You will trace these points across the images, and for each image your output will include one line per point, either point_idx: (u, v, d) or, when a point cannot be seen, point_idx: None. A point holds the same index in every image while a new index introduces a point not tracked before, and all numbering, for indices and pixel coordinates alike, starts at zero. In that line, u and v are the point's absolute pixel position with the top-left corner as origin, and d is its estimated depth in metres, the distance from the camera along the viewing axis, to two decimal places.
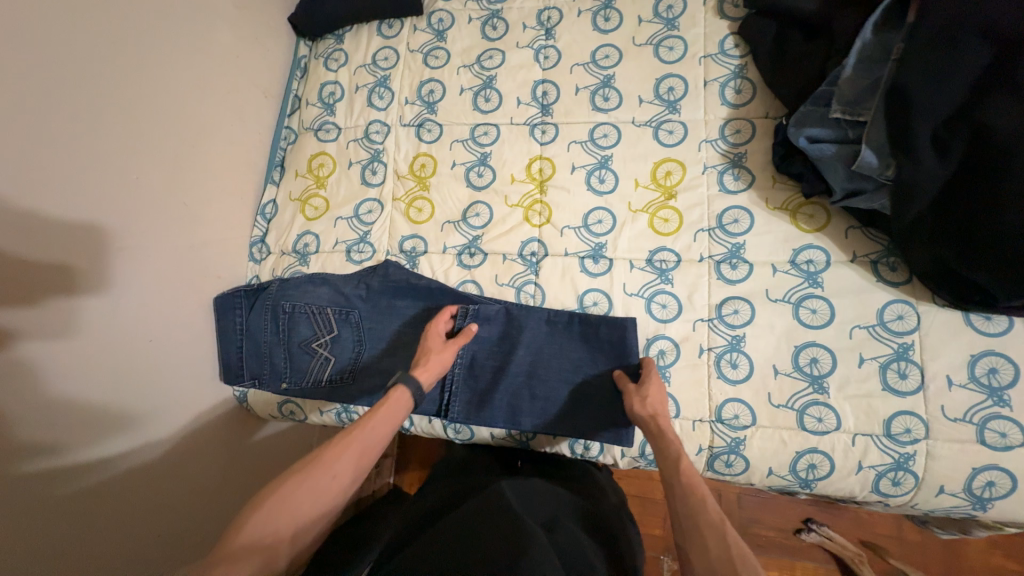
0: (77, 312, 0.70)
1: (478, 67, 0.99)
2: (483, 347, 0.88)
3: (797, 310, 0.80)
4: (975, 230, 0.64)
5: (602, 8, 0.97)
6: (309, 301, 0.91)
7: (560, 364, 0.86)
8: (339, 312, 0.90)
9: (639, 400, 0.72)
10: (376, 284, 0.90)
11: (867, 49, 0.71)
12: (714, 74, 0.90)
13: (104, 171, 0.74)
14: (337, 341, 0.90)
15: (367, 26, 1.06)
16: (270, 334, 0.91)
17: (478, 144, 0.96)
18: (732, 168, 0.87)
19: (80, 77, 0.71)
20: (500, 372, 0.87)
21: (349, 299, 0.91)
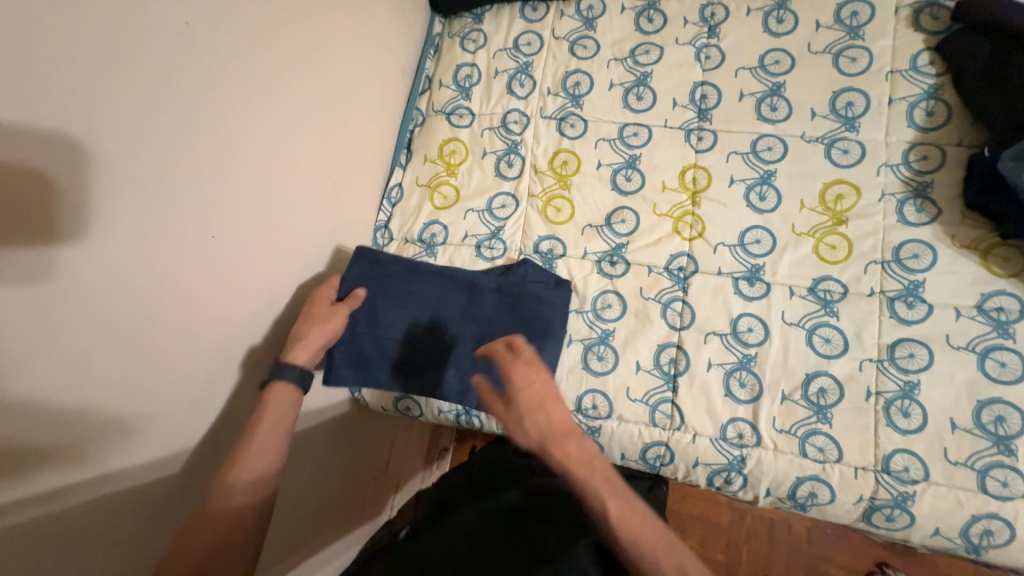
0: (213, 294, 0.64)
1: (632, 62, 0.92)
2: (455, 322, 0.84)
3: (983, 361, 0.73)
4: None
5: (775, 9, 0.89)
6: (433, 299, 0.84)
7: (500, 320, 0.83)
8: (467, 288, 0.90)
9: (520, 431, 0.59)
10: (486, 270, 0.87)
11: None
12: (902, 92, 0.82)
13: (270, 147, 0.70)
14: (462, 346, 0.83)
15: (509, 8, 1.00)
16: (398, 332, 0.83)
17: (627, 145, 0.90)
18: (915, 198, 0.80)
19: (262, 47, 0.66)
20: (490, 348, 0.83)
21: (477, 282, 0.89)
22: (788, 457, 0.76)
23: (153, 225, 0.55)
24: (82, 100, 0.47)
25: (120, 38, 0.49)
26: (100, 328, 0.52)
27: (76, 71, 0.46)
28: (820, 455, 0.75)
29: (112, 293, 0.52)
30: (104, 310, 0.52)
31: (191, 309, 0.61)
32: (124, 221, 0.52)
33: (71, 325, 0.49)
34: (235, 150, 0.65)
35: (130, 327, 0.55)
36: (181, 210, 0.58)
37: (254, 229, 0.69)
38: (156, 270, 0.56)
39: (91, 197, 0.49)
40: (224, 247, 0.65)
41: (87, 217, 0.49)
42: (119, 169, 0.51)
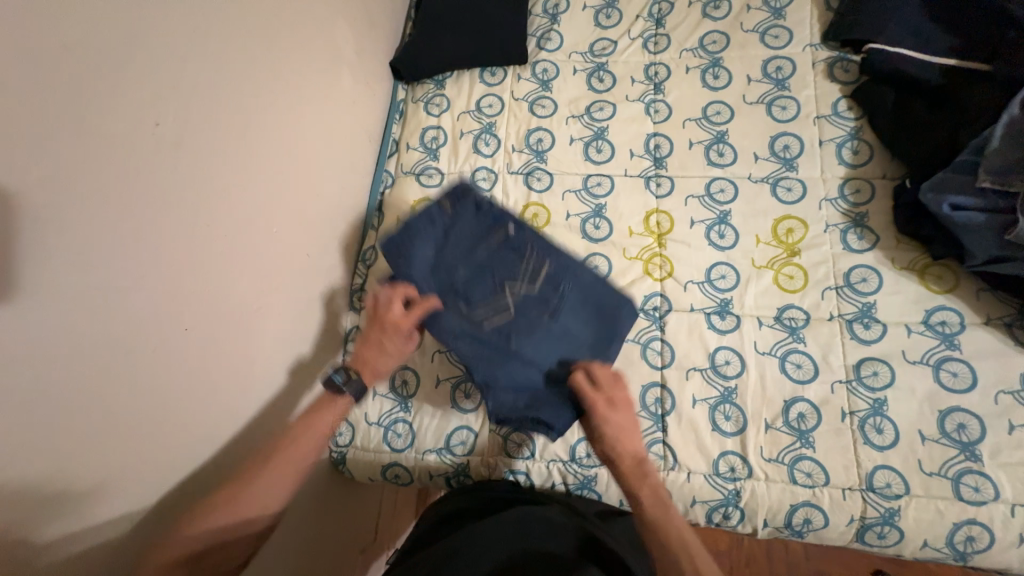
0: (184, 384, 0.61)
1: (588, 118, 0.99)
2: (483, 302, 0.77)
3: (938, 373, 0.79)
4: None
5: (711, 66, 0.99)
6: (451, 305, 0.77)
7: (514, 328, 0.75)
8: (547, 255, 0.80)
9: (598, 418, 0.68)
10: (509, 327, 0.75)
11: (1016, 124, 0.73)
12: (829, 134, 0.91)
13: (242, 226, 0.69)
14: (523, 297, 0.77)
15: (469, 73, 1.06)
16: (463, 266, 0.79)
17: (592, 195, 0.94)
18: (855, 227, 0.87)
19: (231, 132, 0.67)
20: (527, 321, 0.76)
21: (543, 271, 0.79)
22: (780, 485, 0.77)
23: (123, 325, 0.53)
24: (51, 210, 0.46)
25: (85, 145, 0.49)
26: (65, 442, 0.49)
27: (42, 184, 0.46)
28: (809, 480, 0.77)
29: (80, 402, 0.50)
30: (69, 423, 0.49)
31: (165, 405, 0.59)
32: (94, 327, 0.50)
33: (36, 445, 0.46)
34: (208, 238, 0.64)
35: (99, 433, 0.52)
36: (152, 306, 0.57)
37: (229, 313, 0.68)
38: (128, 367, 0.54)
39: (60, 307, 0.47)
40: (197, 335, 0.63)
41: (56, 327, 0.47)
42: (89, 273, 0.50)
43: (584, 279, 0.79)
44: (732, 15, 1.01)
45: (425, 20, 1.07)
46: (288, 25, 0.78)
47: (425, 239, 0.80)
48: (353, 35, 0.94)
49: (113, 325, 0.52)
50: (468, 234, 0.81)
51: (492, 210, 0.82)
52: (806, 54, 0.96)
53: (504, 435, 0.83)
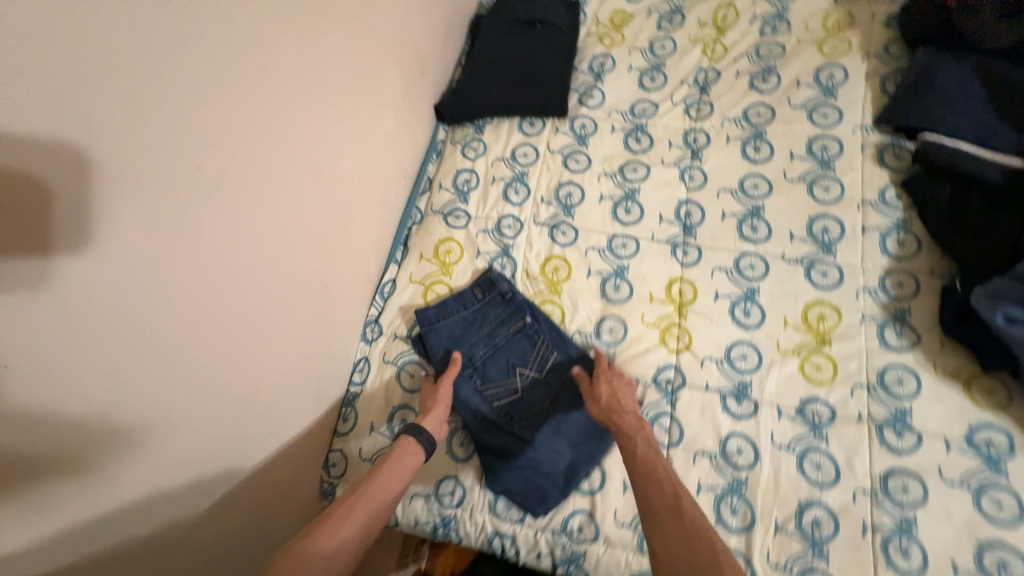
0: (194, 404, 0.63)
1: (621, 177, 0.99)
2: (495, 385, 0.86)
3: (979, 498, 0.71)
4: None
5: (752, 138, 0.97)
6: (468, 381, 0.86)
7: (523, 412, 0.83)
8: (559, 346, 0.87)
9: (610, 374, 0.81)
10: (513, 408, 0.84)
11: None
12: (873, 222, 0.87)
13: (273, 255, 0.72)
14: (533, 383, 0.85)
15: (509, 121, 1.08)
16: (483, 346, 0.89)
17: (616, 255, 0.93)
18: (895, 323, 0.82)
19: (276, 168, 0.71)
20: (537, 408, 0.83)
21: (551, 360, 0.86)
22: None
23: (147, 345, 0.56)
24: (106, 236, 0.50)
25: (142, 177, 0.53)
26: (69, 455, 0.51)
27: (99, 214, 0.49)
28: None
29: (94, 413, 0.52)
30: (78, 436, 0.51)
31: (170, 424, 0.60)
32: (118, 348, 0.53)
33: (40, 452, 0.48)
34: (241, 264, 0.67)
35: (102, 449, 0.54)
36: (176, 332, 0.59)
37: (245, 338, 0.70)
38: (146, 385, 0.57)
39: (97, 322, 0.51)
40: (212, 358, 0.65)
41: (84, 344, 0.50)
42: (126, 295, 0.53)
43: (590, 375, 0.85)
44: (780, 90, 1.00)
45: (473, 68, 1.11)
46: (343, 70, 0.82)
47: (455, 318, 0.91)
48: (402, 79, 0.99)
49: (136, 348, 0.55)
50: (494, 316, 0.91)
51: (519, 300, 0.90)
52: (855, 136, 0.93)
53: (494, 494, 0.81)
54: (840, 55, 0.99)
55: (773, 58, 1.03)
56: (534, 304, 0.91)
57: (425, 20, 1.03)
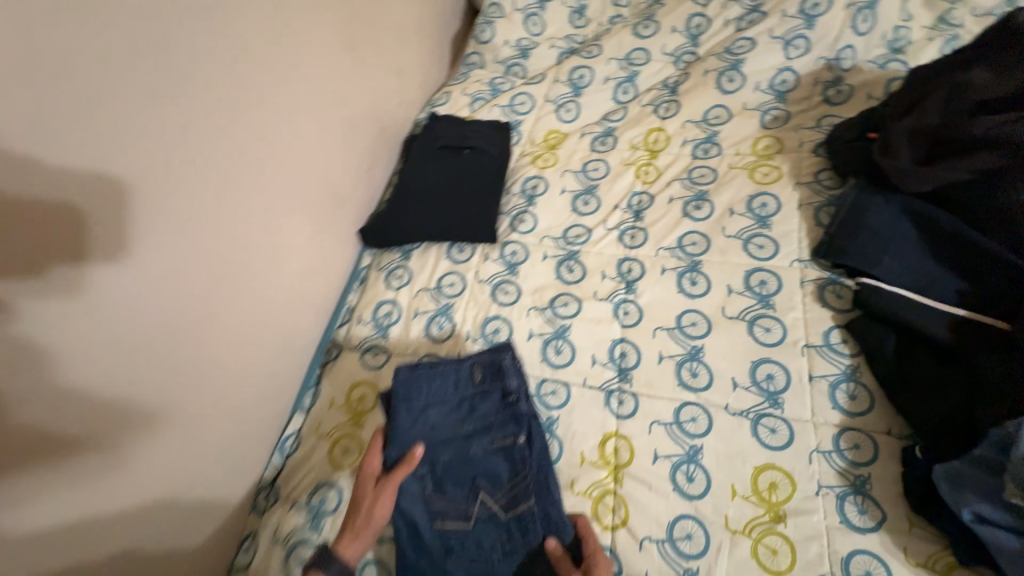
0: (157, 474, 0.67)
1: (551, 312, 0.91)
2: (452, 508, 0.71)
3: None
4: None
5: (688, 270, 0.92)
6: (421, 490, 0.72)
7: (463, 550, 0.69)
8: (539, 490, 0.71)
9: None
10: (456, 540, 0.70)
11: None
12: (820, 370, 0.80)
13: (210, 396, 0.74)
14: (490, 518, 0.70)
15: (437, 246, 1.02)
16: (453, 451, 0.73)
17: (544, 405, 0.83)
18: (855, 494, 0.72)
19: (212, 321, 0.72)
20: (480, 550, 0.69)
21: (522, 506, 0.70)
22: None
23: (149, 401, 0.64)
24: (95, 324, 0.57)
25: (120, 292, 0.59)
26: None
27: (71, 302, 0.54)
28: None
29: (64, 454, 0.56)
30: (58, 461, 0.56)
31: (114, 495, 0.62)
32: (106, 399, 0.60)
33: None
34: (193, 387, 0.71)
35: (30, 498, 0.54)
36: (84, 440, 0.58)
37: (183, 409, 0.69)
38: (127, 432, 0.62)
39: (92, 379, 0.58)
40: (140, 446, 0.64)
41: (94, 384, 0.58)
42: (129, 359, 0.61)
43: (566, 537, 0.70)
44: (713, 218, 0.96)
45: (402, 190, 1.07)
46: (238, 218, 0.75)
47: (433, 406, 0.75)
48: (319, 209, 0.93)
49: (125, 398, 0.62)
50: (480, 418, 0.75)
51: (519, 409, 0.74)
52: (793, 270, 0.88)
53: None
54: (771, 183, 0.97)
55: (706, 184, 1.01)
56: (537, 422, 0.76)
57: (348, 148, 1.00)
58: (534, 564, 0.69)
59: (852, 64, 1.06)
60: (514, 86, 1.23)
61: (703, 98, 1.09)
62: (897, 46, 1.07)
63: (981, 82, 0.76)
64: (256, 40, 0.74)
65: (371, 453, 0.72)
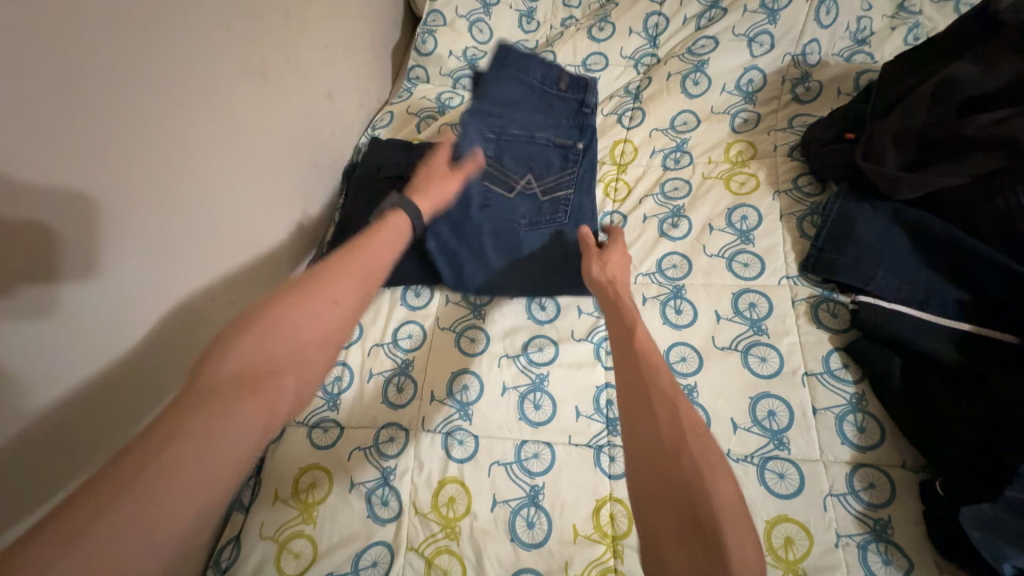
0: None
1: (525, 360, 0.81)
2: (514, 126, 0.92)
3: None
4: None
5: (672, 297, 0.83)
6: (495, 136, 0.91)
7: (497, 207, 0.89)
8: (578, 186, 0.91)
9: (600, 263, 0.76)
10: (495, 202, 0.89)
11: None
12: (824, 401, 0.72)
13: None
14: (537, 186, 0.91)
15: (390, 291, 0.90)
16: (526, 131, 0.92)
17: (526, 471, 0.72)
18: (878, 543, 0.64)
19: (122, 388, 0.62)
20: (512, 227, 0.88)
21: (561, 193, 0.90)
22: None
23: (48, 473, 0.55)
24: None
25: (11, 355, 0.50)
26: None
27: None
28: None
29: None
30: None
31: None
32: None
33: None
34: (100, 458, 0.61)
35: None
36: None
37: None
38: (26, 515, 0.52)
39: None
40: None
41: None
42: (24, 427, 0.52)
43: (591, 226, 0.89)
44: (692, 235, 0.88)
45: (345, 230, 0.94)
46: (123, 302, 0.60)
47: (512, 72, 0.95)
48: (239, 266, 0.79)
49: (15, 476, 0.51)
50: (552, 118, 0.94)
51: (587, 140, 0.93)
52: (782, 289, 0.81)
53: None
54: (748, 193, 0.90)
55: (681, 198, 0.92)
56: (588, 174, 0.92)
57: (273, 188, 0.86)
58: (553, 248, 0.86)
59: (819, 59, 1.00)
60: (464, 102, 1.12)
61: (668, 104, 1.01)
62: (861, 37, 1.01)
63: (970, 77, 0.71)
64: (135, 79, 0.59)
65: (439, 149, 0.85)
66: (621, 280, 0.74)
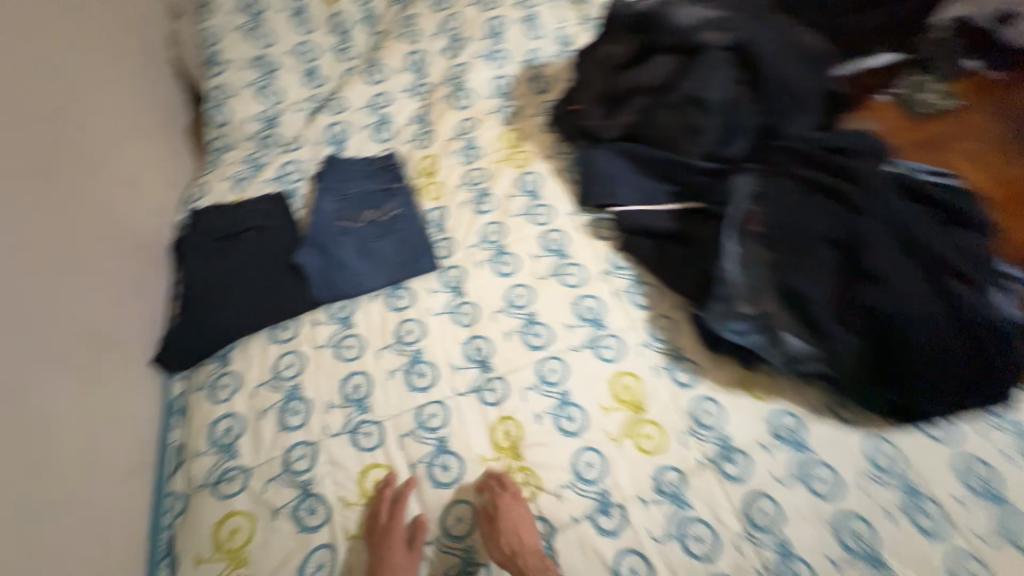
0: None
1: (398, 344, 0.92)
2: (350, 182, 1.15)
3: (807, 482, 0.78)
4: (894, 370, 0.72)
5: (497, 255, 1.04)
6: (334, 194, 1.13)
7: (354, 236, 1.05)
8: (406, 204, 1.12)
9: (506, 509, 0.74)
10: (349, 232, 1.06)
11: (741, 256, 0.83)
12: (620, 286, 0.98)
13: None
14: (378, 212, 1.10)
15: (256, 336, 0.94)
16: (355, 183, 1.15)
17: (429, 429, 0.84)
18: (677, 363, 0.90)
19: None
20: (366, 245, 1.04)
21: (394, 211, 1.10)
22: None
23: None
24: None
25: None
26: None
27: None
28: None
29: None
30: None
31: None
32: None
33: None
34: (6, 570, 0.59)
35: None
36: None
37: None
38: None
39: None
40: None
41: None
42: None
43: (421, 228, 1.08)
44: (498, 206, 1.11)
45: (193, 300, 0.97)
46: None
47: (338, 159, 1.19)
48: (78, 361, 0.78)
49: None
50: (371, 172, 1.18)
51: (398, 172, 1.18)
52: (570, 222, 1.07)
53: None
54: (528, 164, 1.16)
55: (483, 182, 1.15)
56: (414, 191, 1.16)
57: (94, 278, 0.86)
58: (405, 251, 1.04)
59: (543, 60, 1.34)
60: (274, 158, 1.21)
61: (450, 117, 1.25)
62: (566, 40, 1.36)
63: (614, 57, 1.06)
64: None
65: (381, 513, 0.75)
66: (523, 531, 0.73)
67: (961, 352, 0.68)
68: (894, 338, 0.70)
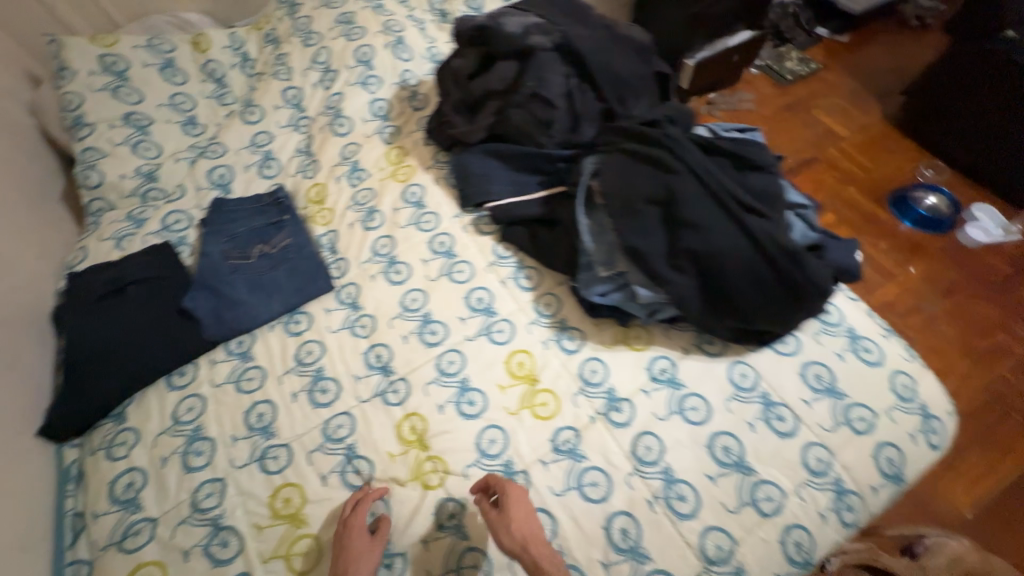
0: None
1: (299, 367, 0.95)
2: (237, 221, 1.17)
3: (683, 414, 0.87)
4: (725, 299, 0.84)
5: (389, 266, 1.08)
6: (222, 236, 1.14)
7: (246, 273, 1.07)
8: (297, 233, 1.15)
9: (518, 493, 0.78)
10: (241, 270, 1.08)
11: (592, 227, 0.94)
12: (505, 273, 1.05)
13: None
14: (268, 245, 1.13)
15: (152, 388, 0.93)
16: (244, 221, 1.17)
17: (336, 441, 0.87)
18: (564, 333, 0.97)
19: None
20: (259, 280, 1.06)
21: (285, 242, 1.13)
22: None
23: None
24: None
25: None
26: None
27: None
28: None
29: None
30: None
31: None
32: None
33: None
34: None
35: None
36: None
37: None
38: None
39: None
40: None
41: None
42: None
43: (314, 254, 1.11)
44: (386, 220, 1.15)
45: (79, 364, 0.95)
46: None
47: (224, 201, 1.20)
48: None
49: None
50: (260, 208, 1.20)
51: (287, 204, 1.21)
52: (455, 223, 1.13)
53: None
54: (411, 176, 1.22)
55: (369, 200, 1.20)
56: (305, 220, 1.19)
57: None
58: (298, 279, 1.06)
59: (416, 79, 1.41)
60: (157, 210, 1.21)
61: (332, 145, 1.30)
62: (436, 57, 1.45)
63: (467, 70, 1.16)
64: None
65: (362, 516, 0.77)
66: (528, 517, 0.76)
67: (767, 273, 0.81)
68: (715, 271, 0.83)
